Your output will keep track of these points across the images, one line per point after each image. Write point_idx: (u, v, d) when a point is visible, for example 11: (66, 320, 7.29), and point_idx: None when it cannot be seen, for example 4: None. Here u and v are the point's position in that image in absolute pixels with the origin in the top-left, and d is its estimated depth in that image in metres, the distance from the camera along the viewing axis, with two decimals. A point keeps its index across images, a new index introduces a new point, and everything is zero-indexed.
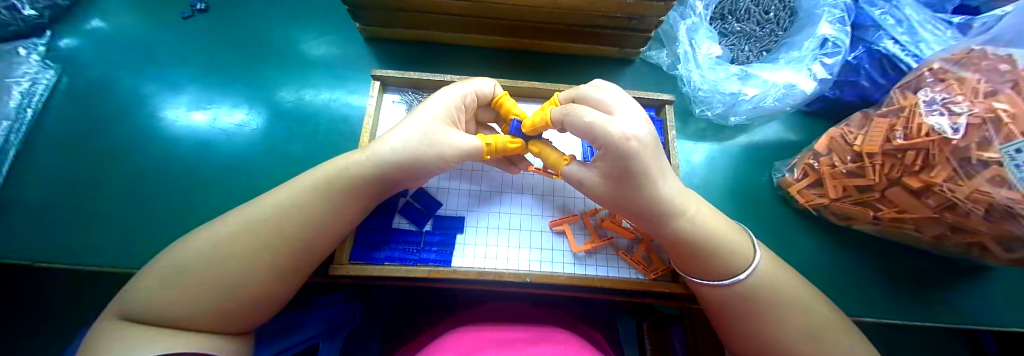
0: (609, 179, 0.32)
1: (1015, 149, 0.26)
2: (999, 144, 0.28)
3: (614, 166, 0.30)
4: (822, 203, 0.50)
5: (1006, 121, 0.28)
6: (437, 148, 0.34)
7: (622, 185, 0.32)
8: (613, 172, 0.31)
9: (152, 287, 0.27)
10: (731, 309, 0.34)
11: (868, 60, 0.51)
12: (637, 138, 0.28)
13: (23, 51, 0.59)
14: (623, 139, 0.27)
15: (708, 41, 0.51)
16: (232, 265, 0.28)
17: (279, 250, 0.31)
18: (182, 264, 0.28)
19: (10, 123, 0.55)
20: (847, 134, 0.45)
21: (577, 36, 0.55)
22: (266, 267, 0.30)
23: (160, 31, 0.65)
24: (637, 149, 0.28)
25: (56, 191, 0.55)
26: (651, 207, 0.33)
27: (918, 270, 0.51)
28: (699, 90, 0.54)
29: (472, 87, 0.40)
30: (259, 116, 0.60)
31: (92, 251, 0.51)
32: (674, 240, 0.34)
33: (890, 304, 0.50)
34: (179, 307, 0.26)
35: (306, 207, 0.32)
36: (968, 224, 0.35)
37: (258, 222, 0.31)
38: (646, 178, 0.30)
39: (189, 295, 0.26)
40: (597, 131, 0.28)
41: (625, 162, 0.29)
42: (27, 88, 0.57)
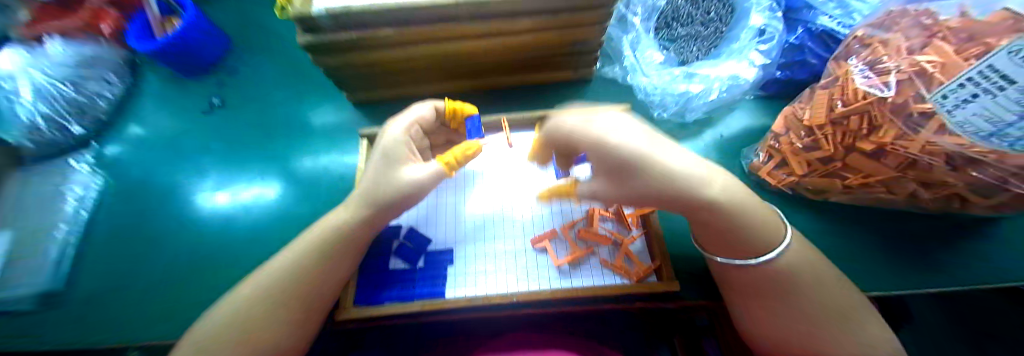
0: (611, 183, 0.33)
1: (942, 95, 0.29)
2: (928, 93, 0.30)
3: (609, 164, 0.31)
4: (793, 182, 0.50)
5: (933, 71, 0.30)
6: (397, 188, 0.38)
7: (626, 185, 0.32)
8: (631, 184, 0.31)
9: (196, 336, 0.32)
10: (801, 285, 0.32)
11: (810, 38, 0.54)
12: (612, 132, 0.31)
13: (74, 162, 0.70)
14: (601, 135, 0.31)
15: (651, 50, 0.56)
16: (259, 309, 0.33)
17: (295, 298, 0.35)
18: (221, 322, 0.32)
19: (70, 225, 0.65)
20: (798, 110, 0.47)
21: (534, 68, 0.61)
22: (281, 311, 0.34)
23: (189, 127, 0.76)
24: (641, 155, 0.29)
25: (107, 280, 0.62)
26: (681, 194, 0.31)
27: (927, 228, 0.50)
28: (652, 95, 0.57)
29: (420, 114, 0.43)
30: (272, 187, 0.68)
31: (135, 327, 0.58)
32: (723, 216, 0.31)
33: (908, 272, 0.48)
34: None
35: (306, 249, 0.37)
36: (936, 177, 0.37)
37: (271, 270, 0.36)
38: (665, 180, 0.30)
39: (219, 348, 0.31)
40: (601, 151, 0.31)
41: (613, 154, 0.30)
42: (80, 193, 0.68)
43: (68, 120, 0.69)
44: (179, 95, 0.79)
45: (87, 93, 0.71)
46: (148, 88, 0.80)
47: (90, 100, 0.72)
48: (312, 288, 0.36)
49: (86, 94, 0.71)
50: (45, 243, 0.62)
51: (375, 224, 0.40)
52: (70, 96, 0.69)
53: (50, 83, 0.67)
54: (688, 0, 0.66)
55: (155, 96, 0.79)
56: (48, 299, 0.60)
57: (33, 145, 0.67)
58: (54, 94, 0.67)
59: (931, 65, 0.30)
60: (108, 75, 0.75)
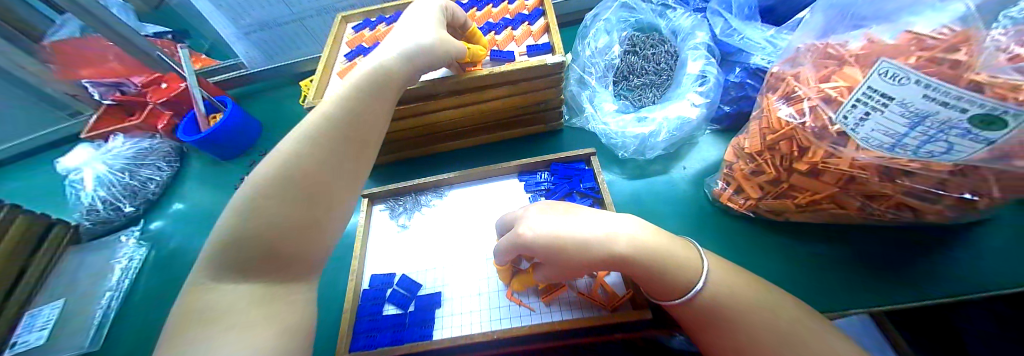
0: (549, 268, 0.40)
1: (843, 114, 0.35)
2: (833, 112, 0.37)
3: (539, 254, 0.39)
4: (752, 205, 0.53)
5: (835, 96, 0.37)
6: (420, 49, 0.47)
7: (556, 266, 0.39)
8: (544, 259, 0.39)
9: (202, 289, 0.29)
10: (728, 320, 0.34)
11: (747, 76, 0.63)
12: (531, 230, 0.40)
13: (124, 237, 0.81)
14: (523, 238, 0.40)
15: (604, 101, 0.65)
16: (264, 233, 0.31)
17: (317, 158, 0.35)
18: (244, 213, 0.31)
19: (113, 292, 0.73)
20: (741, 140, 0.53)
21: (511, 125, 0.71)
22: (285, 245, 0.32)
23: (224, 199, 0.88)
24: (537, 238, 0.39)
25: (138, 344, 0.67)
26: (597, 263, 0.37)
27: (907, 238, 0.50)
28: (612, 138, 0.64)
29: (422, 28, 0.50)
30: None
31: None
32: (640, 269, 0.37)
33: (896, 286, 0.47)
34: (276, 218, 0.31)
35: (287, 170, 0.33)
36: (875, 189, 0.40)
37: (247, 200, 0.32)
38: (563, 249, 0.37)
39: (271, 223, 0.31)
40: (511, 243, 0.41)
41: (537, 248, 0.39)
42: (125, 263, 0.77)
43: (122, 202, 0.82)
44: (218, 174, 0.93)
45: (140, 178, 0.85)
46: (194, 171, 0.94)
47: (143, 183, 0.85)
48: (336, 144, 0.38)
49: (140, 179, 0.85)
50: (95, 308, 0.71)
51: (404, 81, 0.47)
52: (127, 182, 0.82)
53: (111, 172, 0.80)
54: (640, 56, 0.77)
55: (200, 176, 0.93)
56: None
57: (92, 225, 0.80)
58: (114, 181, 0.80)
59: (834, 91, 0.37)
60: (160, 163, 0.89)
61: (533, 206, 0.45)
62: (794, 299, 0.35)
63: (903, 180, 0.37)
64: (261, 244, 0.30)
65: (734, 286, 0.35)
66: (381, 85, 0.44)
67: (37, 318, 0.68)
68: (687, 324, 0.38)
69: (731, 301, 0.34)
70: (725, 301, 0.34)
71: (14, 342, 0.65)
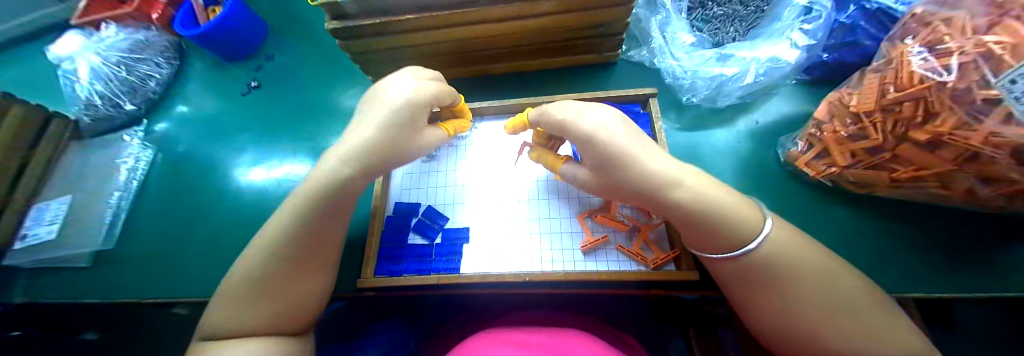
0: (593, 168, 0.38)
1: (1008, 81, 0.24)
2: (994, 78, 0.25)
3: (591, 156, 0.37)
4: (834, 173, 0.47)
5: (1000, 55, 0.25)
6: (398, 129, 0.36)
7: (604, 172, 0.37)
8: (593, 161, 0.37)
9: (219, 309, 0.32)
10: (777, 282, 0.29)
11: (862, 17, 0.47)
12: (603, 129, 0.35)
13: (127, 137, 0.77)
14: (590, 134, 0.35)
15: (681, 31, 0.53)
16: (255, 291, 0.32)
17: (304, 222, 0.34)
18: (249, 268, 0.33)
19: (122, 192, 0.72)
20: (844, 96, 0.42)
21: (556, 51, 0.59)
22: (288, 300, 0.33)
23: (231, 107, 0.81)
24: (606, 137, 0.35)
25: (155, 246, 0.69)
26: (641, 184, 0.34)
27: (968, 235, 0.45)
28: (681, 79, 0.55)
29: (399, 124, 0.36)
30: (298, 167, 0.71)
31: (178, 285, 0.65)
32: (681, 215, 0.33)
33: (940, 274, 0.44)
34: (267, 278, 0.32)
35: (294, 227, 0.33)
36: (996, 172, 0.31)
37: (256, 259, 0.33)
38: (621, 159, 0.34)
39: (264, 280, 0.32)
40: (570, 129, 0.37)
41: (594, 149, 0.35)
42: (131, 164, 0.75)
43: (122, 98, 0.76)
44: (222, 76, 0.84)
45: (138, 74, 0.77)
46: (195, 70, 0.85)
47: (142, 81, 0.78)
48: (321, 217, 0.34)
49: (139, 76, 0.77)
50: (105, 206, 0.71)
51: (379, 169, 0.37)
52: (124, 77, 0.74)
53: (105, 63, 0.71)
54: None
55: (201, 76, 0.85)
56: (105, 258, 0.68)
57: (93, 121, 0.76)
58: (110, 75, 0.72)
59: (999, 47, 0.25)
60: (157, 58, 0.80)
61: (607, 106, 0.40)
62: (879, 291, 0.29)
63: None
64: (248, 301, 0.32)
65: (791, 253, 0.29)
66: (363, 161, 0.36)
67: (43, 212, 0.68)
68: (725, 281, 0.35)
69: (780, 264, 0.29)
70: (776, 264, 0.29)
71: (24, 234, 0.67)
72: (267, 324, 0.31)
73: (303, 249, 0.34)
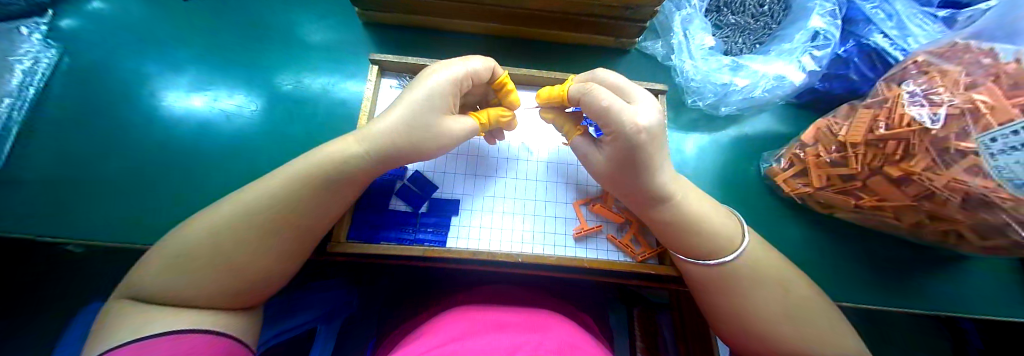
0: (614, 162, 0.34)
1: (990, 138, 0.26)
2: (977, 134, 0.28)
3: (620, 152, 0.32)
4: (806, 192, 0.51)
5: (985, 112, 0.28)
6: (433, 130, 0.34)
7: (624, 169, 0.34)
8: (619, 157, 0.33)
9: (149, 269, 0.27)
10: (745, 290, 0.34)
11: (857, 54, 0.51)
12: (648, 132, 0.30)
13: (24, 30, 0.58)
14: (634, 131, 0.30)
15: (702, 32, 0.53)
16: (204, 257, 0.27)
17: (286, 202, 0.31)
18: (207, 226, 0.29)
19: (14, 99, 0.55)
20: (833, 125, 0.45)
21: (574, 25, 0.56)
22: (233, 272, 0.28)
23: (164, 14, 0.64)
24: (646, 142, 0.30)
25: (58, 171, 0.55)
26: (647, 192, 0.35)
27: (886, 255, 0.54)
28: (692, 81, 0.55)
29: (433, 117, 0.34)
30: (256, 102, 0.60)
31: (92, 225, 0.53)
32: (657, 224, 0.38)
33: (855, 286, 0.53)
34: (224, 247, 0.28)
35: (274, 202, 0.30)
36: (945, 212, 0.36)
37: (220, 219, 0.29)
38: (649, 167, 0.32)
39: (221, 248, 0.28)
40: (611, 118, 0.31)
41: (631, 150, 0.31)
42: (29, 66, 0.57)
43: None
44: None
45: None
46: None
47: None
48: (305, 194, 0.31)
49: None
50: None
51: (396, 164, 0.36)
52: None
53: None
54: None
55: None
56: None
57: None
58: None
59: (984, 106, 0.28)
60: None
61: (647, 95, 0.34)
62: (823, 300, 0.35)
63: (983, 215, 0.33)
64: (191, 266, 0.27)
65: (761, 264, 0.35)
66: (387, 149, 0.34)
67: None
68: (692, 284, 0.39)
69: (751, 274, 0.35)
70: (747, 273, 0.35)
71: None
72: (204, 295, 0.27)
73: (267, 223, 0.30)
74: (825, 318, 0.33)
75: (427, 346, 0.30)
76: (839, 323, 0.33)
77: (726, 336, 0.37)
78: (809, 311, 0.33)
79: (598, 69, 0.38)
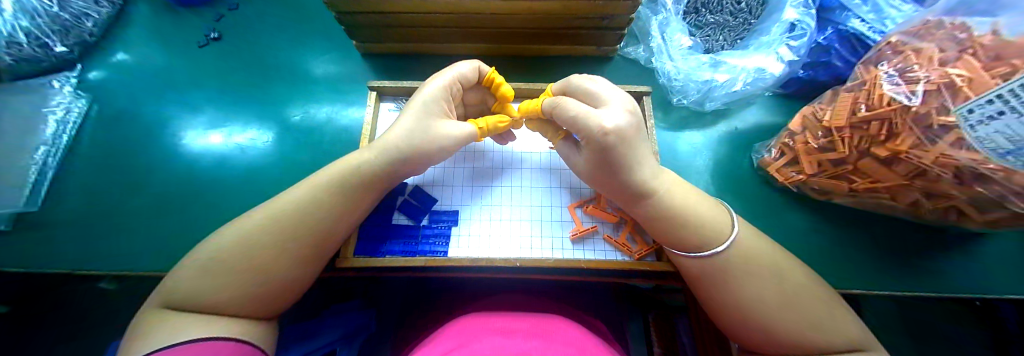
0: (591, 162, 0.37)
1: (967, 110, 0.27)
2: (955, 107, 0.28)
3: (594, 153, 0.35)
4: (800, 180, 0.51)
5: (961, 85, 0.28)
6: (438, 137, 0.39)
7: (601, 168, 0.36)
8: (595, 159, 0.36)
9: (187, 277, 0.30)
10: (738, 283, 0.35)
11: (837, 40, 0.52)
12: (616, 133, 0.32)
13: (57, 83, 0.65)
14: (600, 133, 0.32)
15: (680, 34, 0.55)
16: (247, 267, 0.31)
17: (315, 224, 0.35)
18: (256, 232, 0.32)
19: (49, 147, 0.61)
20: (818, 111, 0.47)
21: (557, 38, 0.59)
22: (248, 281, 0.30)
23: (182, 60, 0.70)
24: (615, 143, 0.33)
25: (85, 209, 0.59)
26: (625, 189, 0.38)
27: (898, 239, 0.53)
28: (674, 80, 0.58)
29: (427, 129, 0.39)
30: (267, 135, 0.64)
31: (113, 259, 0.56)
32: (646, 218, 0.39)
33: (870, 272, 0.52)
34: (260, 260, 0.31)
35: (289, 222, 0.33)
36: (941, 189, 0.36)
37: (265, 230, 0.33)
38: (622, 166, 0.35)
39: (260, 260, 0.31)
40: (581, 125, 0.34)
41: (602, 151, 0.34)
42: (62, 116, 0.64)
43: (52, 39, 0.63)
44: (173, 26, 0.72)
45: (72, 11, 0.64)
46: (141, 15, 0.73)
47: (76, 20, 0.65)
48: (323, 212, 0.35)
49: (72, 13, 0.64)
50: (27, 162, 0.60)
51: (398, 172, 0.40)
52: (56, 14, 0.62)
53: None
54: None
55: (149, 23, 0.73)
56: (32, 221, 0.58)
57: (14, 62, 0.61)
58: (35, 8, 0.60)
59: (961, 79, 0.28)
60: None
61: (625, 94, 0.36)
62: (823, 289, 0.35)
63: (975, 188, 0.33)
64: (230, 279, 0.30)
65: (756, 256, 0.35)
66: (403, 157, 0.39)
67: None
68: (690, 278, 0.40)
69: (745, 263, 0.35)
70: (745, 265, 0.35)
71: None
72: (235, 306, 0.29)
73: (302, 245, 0.34)
74: (825, 306, 0.33)
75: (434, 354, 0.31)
76: (843, 311, 0.33)
77: (726, 329, 0.38)
78: (811, 300, 0.33)
79: (571, 78, 0.41)
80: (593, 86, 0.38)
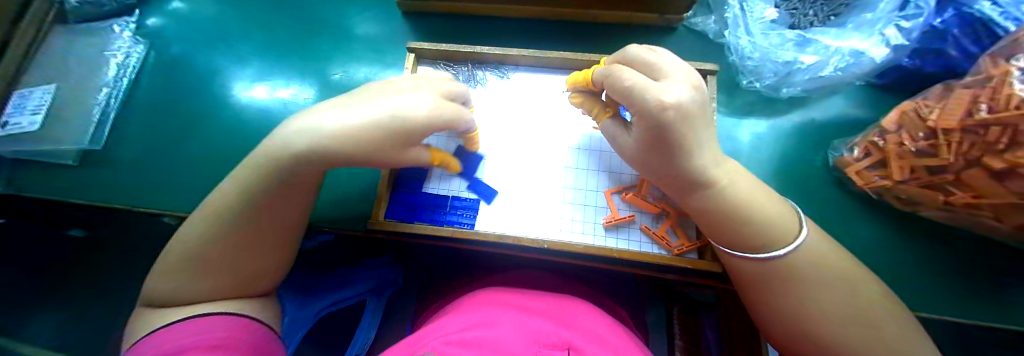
0: (643, 144, 0.32)
1: None
2: None
3: (646, 133, 0.30)
4: (884, 186, 0.45)
5: None
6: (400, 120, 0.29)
7: (653, 151, 0.31)
8: (647, 139, 0.30)
9: (162, 277, 0.27)
10: (799, 293, 0.31)
11: (957, 24, 0.41)
12: (676, 109, 0.26)
13: (117, 28, 0.68)
14: (657, 108, 0.27)
15: (763, 4, 0.48)
16: (216, 257, 0.27)
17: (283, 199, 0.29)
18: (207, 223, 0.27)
19: (111, 89, 0.65)
20: (922, 107, 0.39)
21: (616, 3, 0.52)
22: (228, 270, 0.28)
23: (229, 11, 0.71)
24: (673, 121, 0.27)
25: (140, 150, 0.64)
26: (680, 177, 0.33)
27: (985, 263, 0.46)
28: (749, 59, 0.51)
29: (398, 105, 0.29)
30: (307, 93, 0.64)
31: (166, 198, 0.61)
32: (698, 210, 0.35)
33: (943, 296, 0.46)
34: (232, 240, 0.28)
35: None
36: None
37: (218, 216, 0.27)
38: (679, 149, 0.29)
39: (232, 246, 0.28)
40: (634, 98, 0.29)
41: (657, 131, 0.28)
42: (121, 60, 0.67)
43: None
44: None
45: None
46: None
47: None
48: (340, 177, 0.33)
49: None
50: (92, 102, 0.64)
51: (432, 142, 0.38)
52: None
53: None
54: None
55: None
56: (98, 157, 0.63)
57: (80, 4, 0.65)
58: None
59: None
60: None
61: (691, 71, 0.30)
62: (895, 316, 0.30)
63: None
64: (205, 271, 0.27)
65: (817, 270, 0.31)
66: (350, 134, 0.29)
67: (27, 99, 0.62)
68: (741, 278, 0.37)
69: (797, 273, 0.31)
70: (799, 275, 0.31)
71: (6, 122, 0.62)
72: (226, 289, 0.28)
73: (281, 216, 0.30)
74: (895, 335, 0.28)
75: (457, 327, 0.28)
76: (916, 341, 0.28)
77: (775, 335, 0.35)
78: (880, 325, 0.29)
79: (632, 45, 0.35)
80: (655, 55, 0.32)
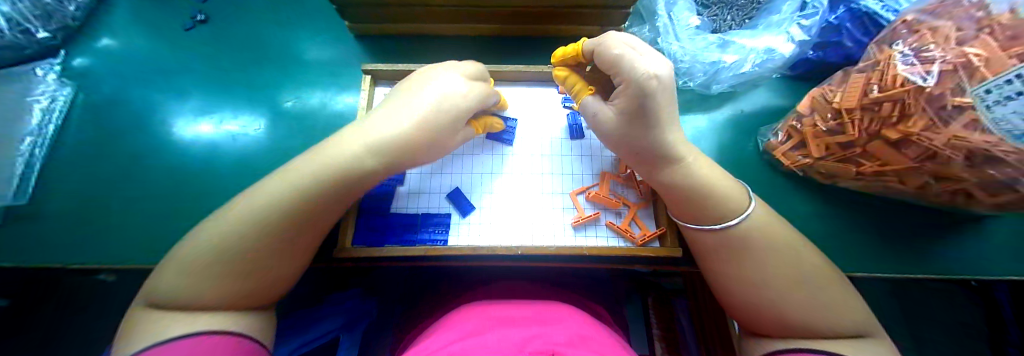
0: (624, 114, 0.35)
1: (984, 90, 0.24)
2: (972, 88, 0.26)
3: (630, 101, 0.33)
4: (807, 164, 0.51)
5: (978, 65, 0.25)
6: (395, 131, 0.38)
7: (634, 121, 0.34)
8: (630, 108, 0.33)
9: (168, 278, 0.29)
10: (749, 264, 0.34)
11: (849, 19, 0.49)
12: (659, 78, 0.31)
13: (40, 71, 0.62)
14: (644, 75, 0.30)
15: (687, 13, 0.57)
16: (230, 265, 0.30)
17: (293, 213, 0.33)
18: (230, 230, 0.30)
19: (36, 138, 0.60)
20: (827, 92, 0.45)
21: (558, 17, 0.56)
22: (238, 283, 0.30)
23: (166, 45, 0.67)
24: (656, 89, 0.31)
25: (72, 202, 0.58)
26: (654, 150, 0.36)
27: (903, 222, 0.53)
28: (681, 61, 0.57)
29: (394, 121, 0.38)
30: (256, 124, 0.62)
31: (109, 250, 0.56)
32: (664, 187, 0.39)
33: (872, 256, 0.52)
34: (244, 250, 0.30)
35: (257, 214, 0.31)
36: (951, 172, 0.35)
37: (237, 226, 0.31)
38: (655, 118, 0.33)
39: (244, 257, 0.30)
40: (622, 67, 0.32)
41: (641, 97, 0.32)
42: (47, 105, 0.62)
43: (33, 24, 0.59)
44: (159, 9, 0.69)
45: None
46: None
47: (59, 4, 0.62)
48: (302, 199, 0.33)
49: None
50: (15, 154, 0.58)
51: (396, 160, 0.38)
52: None
53: None
54: None
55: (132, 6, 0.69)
56: (23, 213, 0.57)
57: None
58: None
59: (978, 58, 0.25)
60: None
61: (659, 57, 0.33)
62: (830, 276, 0.34)
63: (986, 171, 0.32)
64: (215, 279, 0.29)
65: (764, 243, 0.34)
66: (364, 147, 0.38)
67: None
68: (701, 254, 0.40)
69: (745, 246, 0.35)
70: (748, 249, 0.35)
71: None
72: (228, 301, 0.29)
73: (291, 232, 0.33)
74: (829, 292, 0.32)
75: (447, 341, 0.30)
76: (850, 296, 0.32)
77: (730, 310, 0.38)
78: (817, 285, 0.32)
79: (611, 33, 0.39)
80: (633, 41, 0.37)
